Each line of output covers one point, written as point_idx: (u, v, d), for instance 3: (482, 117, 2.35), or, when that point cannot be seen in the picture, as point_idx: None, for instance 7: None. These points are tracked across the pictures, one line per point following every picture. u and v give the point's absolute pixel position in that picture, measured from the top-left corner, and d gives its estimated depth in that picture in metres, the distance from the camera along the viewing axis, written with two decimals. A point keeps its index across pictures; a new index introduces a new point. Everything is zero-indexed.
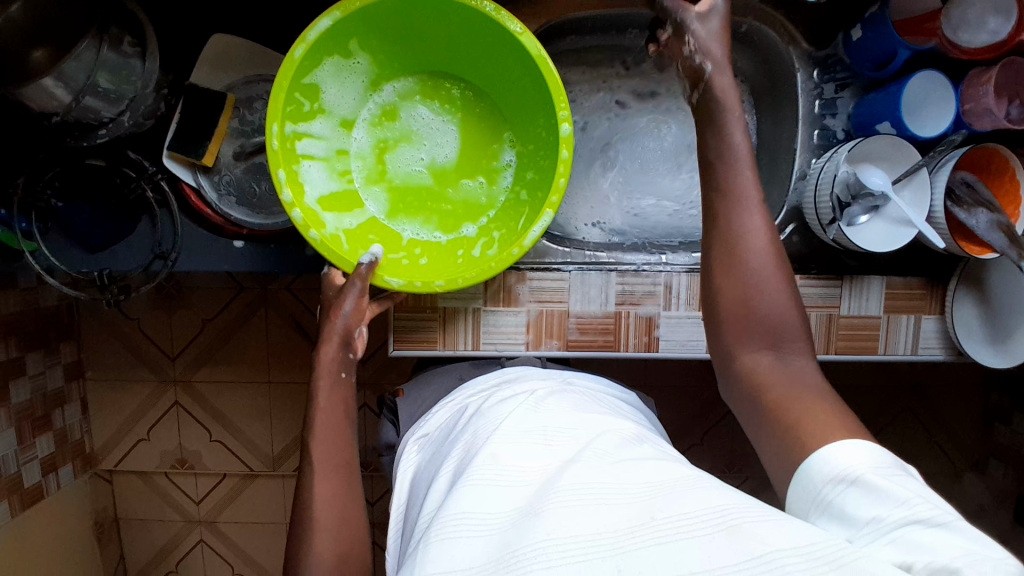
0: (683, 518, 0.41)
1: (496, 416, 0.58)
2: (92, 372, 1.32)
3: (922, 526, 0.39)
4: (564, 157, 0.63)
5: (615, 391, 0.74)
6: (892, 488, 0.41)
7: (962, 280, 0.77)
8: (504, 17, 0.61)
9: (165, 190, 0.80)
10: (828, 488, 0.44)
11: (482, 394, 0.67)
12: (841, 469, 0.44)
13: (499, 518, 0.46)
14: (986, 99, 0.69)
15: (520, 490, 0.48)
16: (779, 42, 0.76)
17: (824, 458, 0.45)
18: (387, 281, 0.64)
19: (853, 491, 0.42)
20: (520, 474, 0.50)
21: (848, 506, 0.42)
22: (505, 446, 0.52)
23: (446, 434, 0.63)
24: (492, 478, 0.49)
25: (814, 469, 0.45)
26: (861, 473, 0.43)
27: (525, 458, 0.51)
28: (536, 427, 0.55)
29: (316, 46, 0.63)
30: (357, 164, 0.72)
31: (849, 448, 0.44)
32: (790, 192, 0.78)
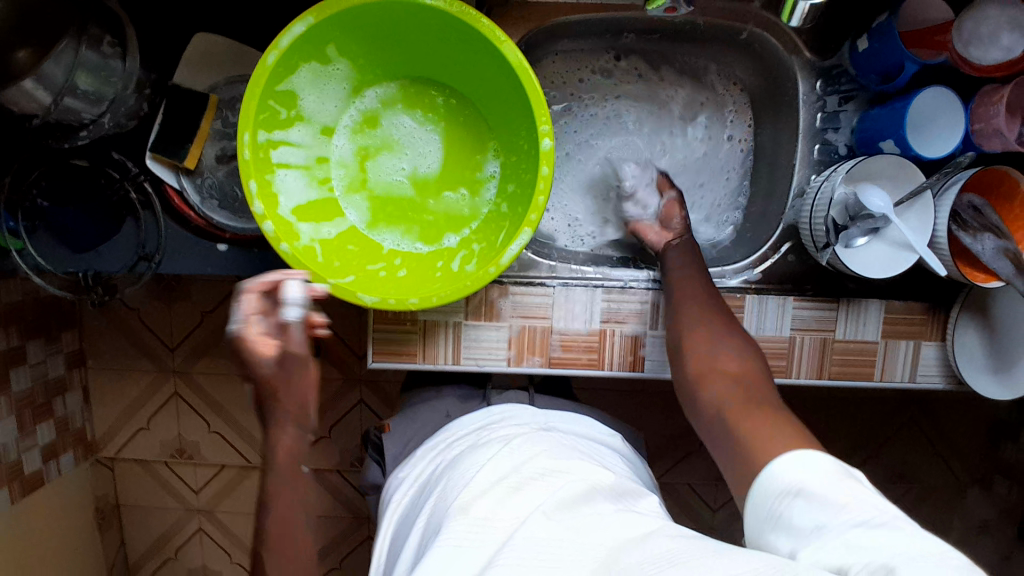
0: (642, 564, 0.43)
1: (473, 464, 0.58)
2: (93, 360, 1.34)
3: (864, 525, 0.40)
4: (544, 173, 0.61)
5: (598, 433, 0.72)
6: (833, 495, 0.43)
7: (965, 306, 0.74)
8: (484, 25, 0.59)
9: (148, 193, 0.80)
10: (779, 499, 0.45)
11: (466, 440, 0.66)
12: (789, 481, 0.45)
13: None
14: (996, 121, 0.66)
15: (489, 544, 0.47)
16: (781, 52, 0.73)
17: (773, 472, 0.47)
18: (360, 297, 0.62)
19: (801, 502, 0.44)
20: (492, 530, 0.48)
21: (798, 517, 0.43)
22: (477, 498, 0.51)
23: (429, 482, 0.63)
24: (462, 533, 0.48)
25: (766, 484, 0.46)
26: (807, 484, 0.44)
27: (494, 509, 0.50)
28: (511, 471, 0.54)
29: (291, 52, 0.61)
30: (338, 172, 0.70)
31: (795, 461, 0.46)
32: (786, 209, 0.75)
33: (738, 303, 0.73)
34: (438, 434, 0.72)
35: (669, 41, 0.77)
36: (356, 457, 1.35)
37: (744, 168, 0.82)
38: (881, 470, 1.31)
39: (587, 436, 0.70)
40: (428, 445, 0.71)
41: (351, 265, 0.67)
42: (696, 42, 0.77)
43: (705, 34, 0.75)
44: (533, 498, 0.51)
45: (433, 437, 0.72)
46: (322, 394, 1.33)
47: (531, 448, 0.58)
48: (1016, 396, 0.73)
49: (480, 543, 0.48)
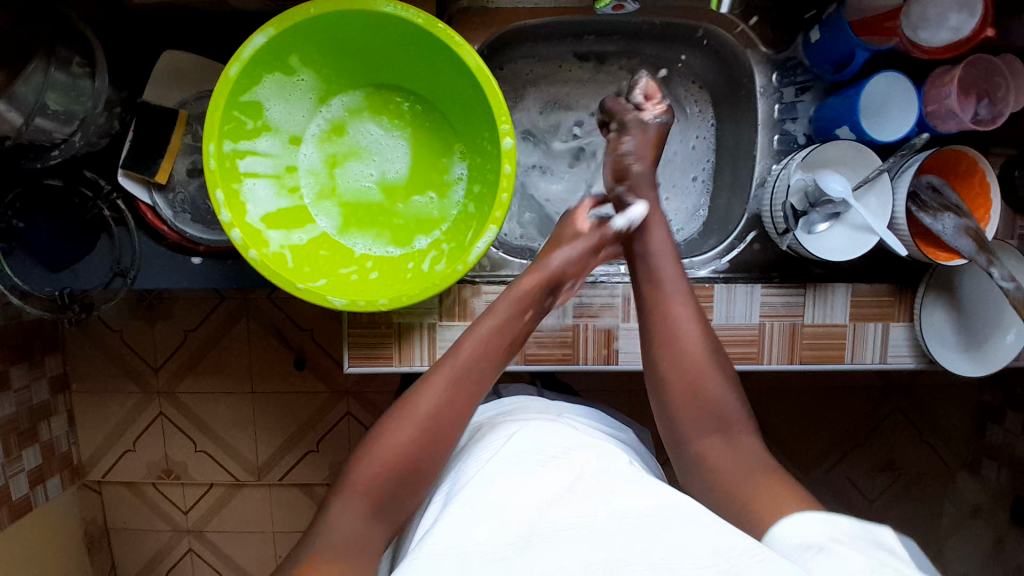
0: (683, 556, 0.42)
1: (494, 446, 0.60)
2: (78, 384, 1.34)
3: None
4: (506, 172, 0.62)
5: (602, 426, 0.74)
6: (852, 554, 0.45)
7: (931, 284, 0.75)
8: (442, 29, 0.60)
9: (122, 210, 0.81)
10: (795, 553, 0.47)
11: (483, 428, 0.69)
12: (806, 540, 0.48)
13: (481, 536, 0.47)
14: (948, 101, 0.67)
15: (511, 514, 0.48)
16: (737, 46, 0.74)
17: (789, 530, 0.50)
18: (329, 301, 0.62)
19: (818, 555, 0.46)
20: (514, 499, 0.50)
21: (815, 567, 0.45)
22: (504, 474, 0.53)
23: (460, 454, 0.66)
24: (480, 504, 0.50)
25: (781, 541, 0.49)
26: (824, 542, 0.47)
27: (515, 482, 0.52)
28: (534, 451, 0.57)
29: (253, 64, 0.61)
30: (307, 179, 0.71)
31: (812, 522, 0.49)
32: (750, 199, 0.77)
33: (706, 292, 0.74)
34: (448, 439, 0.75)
35: (629, 41, 0.79)
36: None
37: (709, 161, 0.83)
38: (869, 460, 1.32)
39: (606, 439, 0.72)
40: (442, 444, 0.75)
41: (322, 270, 0.67)
42: (655, 41, 0.79)
43: (663, 33, 0.77)
44: (556, 477, 0.52)
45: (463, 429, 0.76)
46: (309, 407, 1.33)
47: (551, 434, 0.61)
48: (988, 373, 0.74)
49: (505, 510, 0.49)
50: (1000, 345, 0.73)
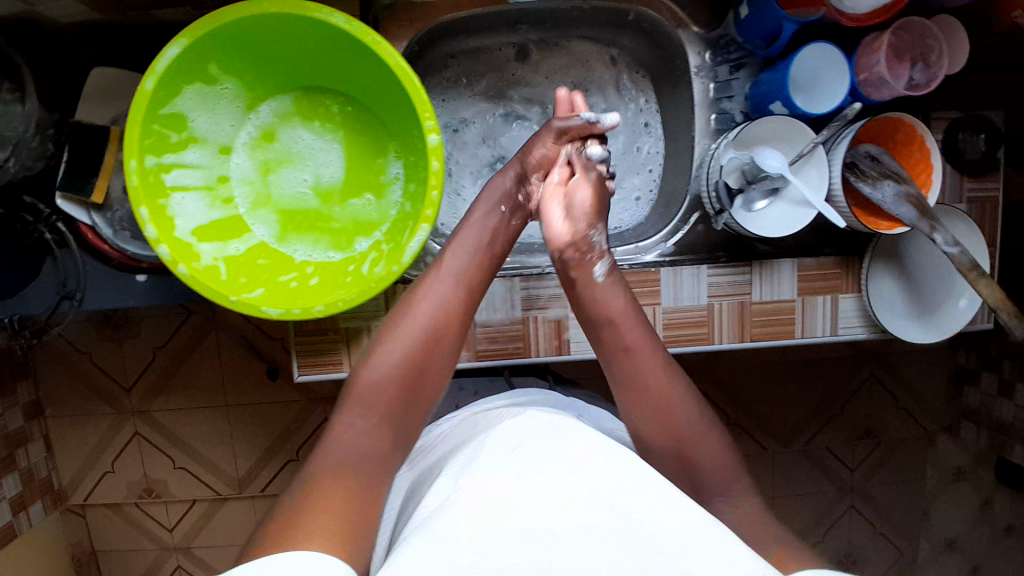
0: None
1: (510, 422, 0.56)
2: (52, 409, 1.33)
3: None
4: (434, 169, 0.62)
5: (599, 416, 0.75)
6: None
7: (876, 254, 0.74)
8: (357, 27, 0.59)
9: (62, 232, 0.79)
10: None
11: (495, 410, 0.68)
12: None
13: (497, 527, 0.42)
14: (878, 69, 0.66)
15: (531, 499, 0.44)
16: (669, 27, 0.74)
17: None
18: (264, 311, 0.61)
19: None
20: (537, 488, 0.45)
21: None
22: (517, 459, 0.48)
23: (464, 428, 0.69)
24: (500, 487, 0.46)
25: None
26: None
27: (531, 470, 0.47)
28: (547, 429, 0.51)
29: (169, 75, 0.60)
30: (240, 189, 0.70)
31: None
32: (691, 180, 0.76)
33: (653, 277, 0.74)
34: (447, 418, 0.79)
35: (563, 28, 0.78)
36: None
37: (655, 146, 0.83)
38: (847, 430, 1.32)
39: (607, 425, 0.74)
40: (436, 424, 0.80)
41: (259, 279, 0.67)
42: (589, 27, 0.78)
43: (596, 18, 0.76)
44: (586, 466, 0.47)
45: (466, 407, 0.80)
46: (286, 417, 1.33)
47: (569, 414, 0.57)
48: (945, 338, 0.75)
49: (524, 494, 0.45)
50: (954, 310, 0.75)
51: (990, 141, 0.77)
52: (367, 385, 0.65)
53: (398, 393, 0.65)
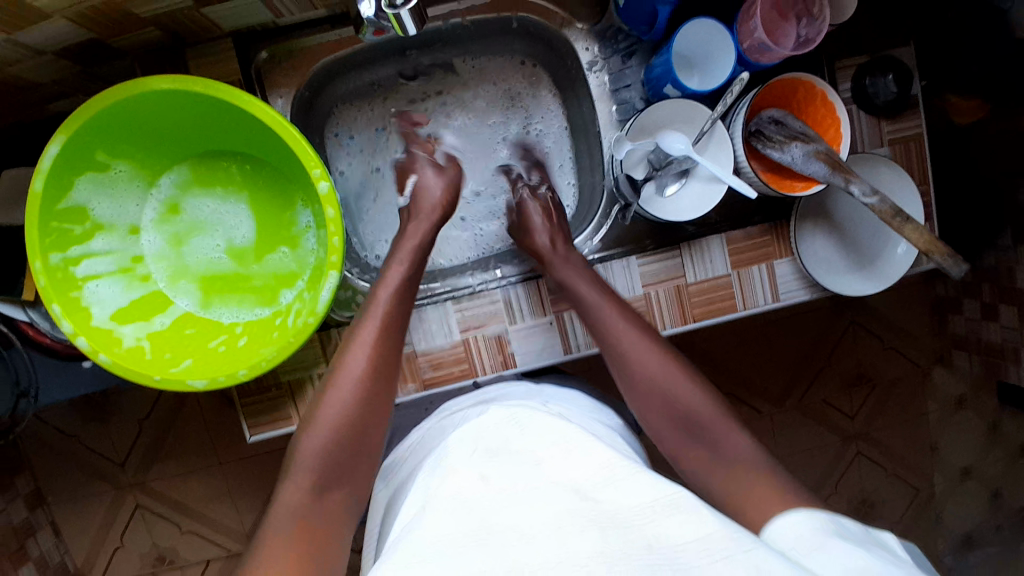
0: (690, 549, 0.43)
1: (481, 428, 0.59)
2: (53, 495, 1.33)
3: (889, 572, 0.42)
4: (331, 216, 0.61)
5: (575, 402, 0.73)
6: (861, 549, 0.44)
7: (801, 217, 0.74)
8: (226, 89, 0.59)
9: (4, 332, 0.79)
10: (797, 543, 0.47)
11: (461, 414, 0.67)
12: (813, 529, 0.47)
13: (478, 526, 0.46)
14: (757, 35, 0.64)
15: (512, 498, 0.48)
16: (552, 28, 0.74)
17: (796, 518, 0.49)
18: (191, 383, 0.62)
19: (822, 546, 0.46)
20: (511, 485, 0.49)
21: (818, 557, 0.45)
22: (494, 467, 0.52)
23: (420, 449, 0.65)
24: (485, 495, 0.49)
25: (786, 526, 0.49)
26: (830, 535, 0.46)
27: (513, 475, 0.50)
28: (515, 437, 0.55)
29: (56, 172, 0.60)
30: (156, 265, 0.70)
31: (820, 518, 0.48)
32: (604, 175, 0.76)
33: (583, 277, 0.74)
34: (406, 440, 0.72)
35: (454, 45, 0.78)
36: None
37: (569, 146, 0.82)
38: (837, 380, 1.26)
39: (584, 411, 0.71)
40: (395, 452, 0.72)
41: (186, 351, 0.67)
42: (479, 39, 0.77)
43: (480, 31, 0.76)
44: (557, 459, 0.52)
45: (424, 423, 0.72)
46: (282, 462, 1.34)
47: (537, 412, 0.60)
48: (887, 285, 0.73)
49: (505, 501, 0.48)
50: (893, 257, 0.73)
51: (898, 80, 0.75)
52: (309, 453, 0.58)
53: (342, 454, 0.59)
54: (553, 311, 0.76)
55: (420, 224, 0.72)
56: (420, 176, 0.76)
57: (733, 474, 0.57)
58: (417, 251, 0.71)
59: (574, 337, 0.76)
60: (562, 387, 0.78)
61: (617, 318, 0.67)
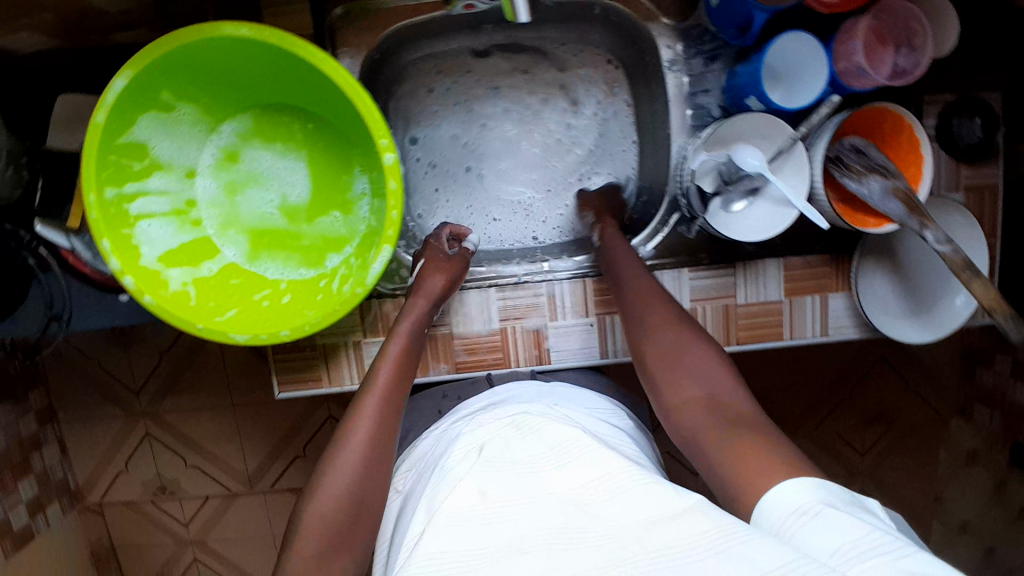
0: (676, 547, 0.42)
1: (474, 442, 0.57)
2: (64, 413, 1.35)
3: (891, 555, 0.39)
4: (393, 189, 0.60)
5: (594, 401, 0.69)
6: (854, 522, 0.41)
7: (865, 254, 0.72)
8: (305, 46, 0.57)
9: (45, 257, 0.80)
10: (789, 519, 0.43)
11: (464, 420, 0.65)
12: (804, 501, 0.44)
13: (479, 551, 0.46)
14: (856, 58, 0.62)
15: (508, 517, 0.48)
16: (637, 21, 0.69)
17: (785, 490, 0.45)
18: (232, 336, 0.62)
19: (817, 523, 0.42)
20: (509, 503, 0.49)
21: (814, 538, 0.41)
22: (489, 479, 0.52)
23: (426, 467, 0.62)
24: (481, 514, 0.49)
25: (775, 501, 0.45)
26: (820, 506, 0.43)
27: (510, 488, 0.50)
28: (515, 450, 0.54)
29: (121, 106, 0.59)
30: (208, 211, 0.69)
31: (805, 483, 0.45)
32: (668, 181, 0.73)
33: None
34: (415, 445, 0.69)
35: (531, 25, 0.74)
36: None
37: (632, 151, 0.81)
38: (855, 417, 1.26)
39: (600, 414, 0.67)
40: (407, 458, 0.69)
41: (231, 301, 0.67)
42: (558, 23, 0.74)
43: (561, 13, 0.73)
44: (557, 470, 0.52)
45: (435, 426, 0.70)
46: (291, 414, 1.35)
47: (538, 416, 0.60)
48: (939, 336, 0.71)
49: (505, 518, 0.48)
50: (952, 308, 0.70)
51: (986, 125, 0.72)
52: (316, 518, 0.54)
53: (351, 520, 0.54)
54: (596, 314, 0.75)
55: (420, 298, 0.69)
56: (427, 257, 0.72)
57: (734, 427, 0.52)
58: (421, 313, 0.68)
59: (613, 342, 0.75)
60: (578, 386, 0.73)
61: (649, 299, 0.64)
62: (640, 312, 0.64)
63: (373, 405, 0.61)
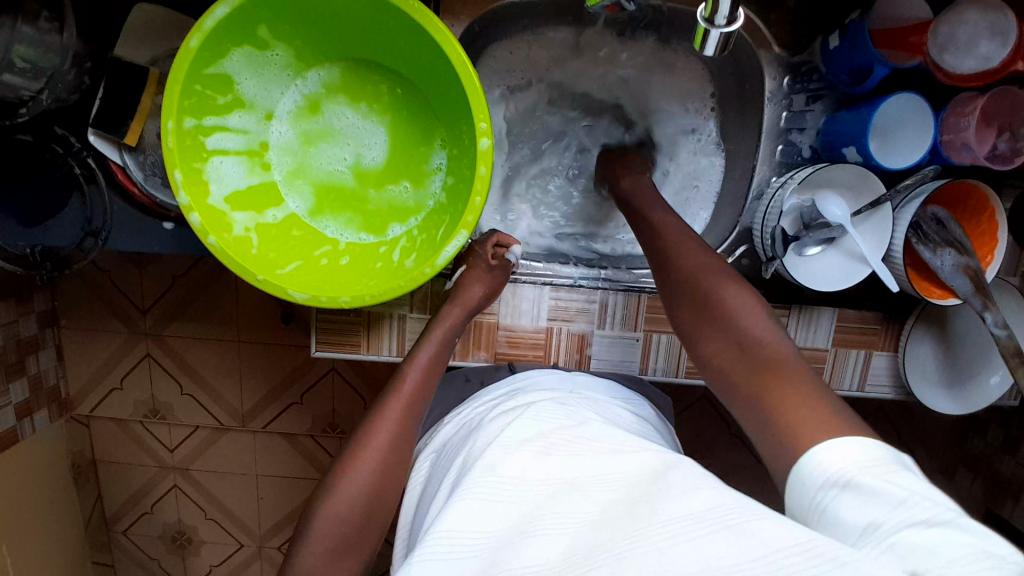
0: (677, 523, 0.39)
1: (497, 426, 0.57)
2: (66, 320, 1.32)
3: (924, 523, 0.35)
4: (481, 174, 0.59)
5: (626, 398, 0.68)
6: (889, 488, 0.37)
7: (920, 319, 0.72)
8: (421, 11, 0.55)
9: (92, 168, 0.76)
10: (820, 493, 0.40)
11: (489, 404, 0.65)
12: (835, 471, 0.40)
13: (488, 534, 0.45)
14: (966, 133, 0.61)
15: (518, 500, 0.47)
16: (749, 45, 0.68)
17: (819, 459, 0.41)
18: (290, 294, 0.60)
19: (847, 496, 0.38)
20: (517, 483, 0.48)
21: (845, 512, 0.38)
22: (500, 455, 0.51)
23: (449, 450, 0.60)
24: (488, 490, 0.48)
25: (807, 472, 0.41)
26: (854, 475, 0.39)
27: (523, 468, 0.49)
28: (537, 434, 0.54)
29: (216, 35, 0.57)
30: (277, 157, 0.67)
31: (838, 449, 0.40)
32: (743, 211, 0.73)
33: None
34: (439, 428, 0.68)
35: (637, 25, 0.72)
36: (328, 424, 1.38)
37: (714, 179, 0.78)
38: None
39: (635, 411, 0.66)
40: (431, 438, 0.68)
41: (292, 253, 0.65)
42: (666, 29, 0.72)
43: (671, 20, 0.71)
44: (567, 454, 0.50)
45: (457, 408, 0.70)
46: (295, 361, 1.34)
47: (561, 409, 0.58)
48: (969, 413, 0.73)
49: (515, 498, 0.47)
50: (985, 387, 0.72)
51: None
52: (330, 521, 0.54)
53: (362, 523, 0.55)
54: (644, 330, 0.74)
55: (456, 308, 0.69)
56: (469, 267, 0.72)
57: (770, 377, 0.49)
58: (454, 322, 0.69)
59: (655, 360, 0.75)
60: (607, 380, 0.72)
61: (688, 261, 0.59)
62: (679, 278, 0.59)
63: (394, 412, 0.61)
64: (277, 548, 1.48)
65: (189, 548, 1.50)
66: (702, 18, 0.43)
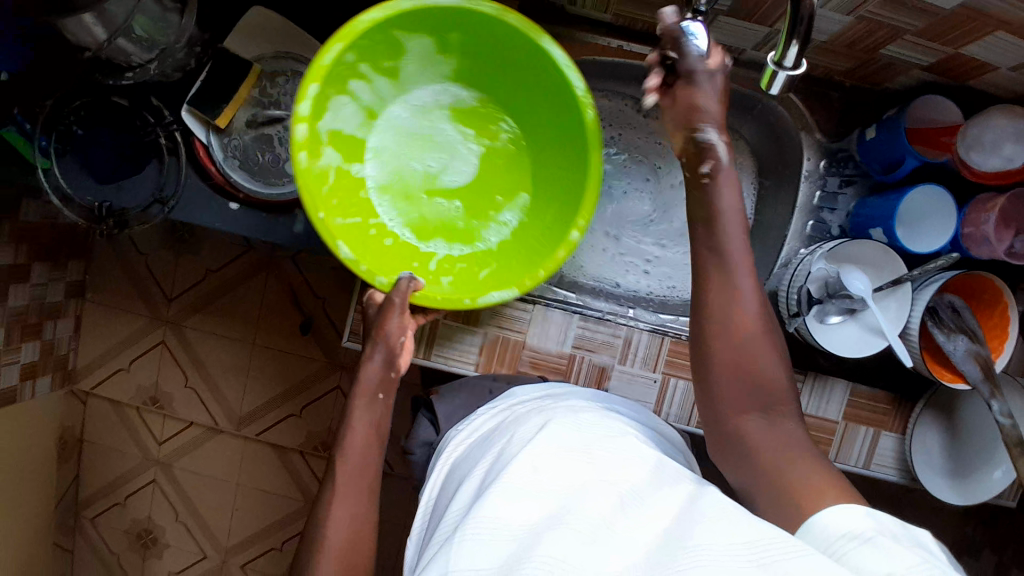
0: (715, 551, 0.42)
1: (534, 426, 0.59)
2: (93, 293, 1.34)
3: None
4: (559, 257, 0.63)
5: (655, 422, 0.70)
6: (902, 549, 0.40)
7: (930, 403, 0.75)
8: (581, 89, 0.62)
9: (177, 141, 0.82)
10: (837, 542, 0.43)
11: (528, 404, 0.66)
12: (854, 528, 0.43)
13: (527, 527, 0.48)
14: (986, 227, 0.67)
15: (557, 494, 0.50)
16: (794, 128, 0.75)
17: (834, 519, 0.45)
18: (337, 246, 0.62)
19: (863, 548, 0.42)
20: (560, 483, 0.51)
21: (858, 562, 0.41)
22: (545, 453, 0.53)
23: (486, 439, 0.62)
24: (527, 486, 0.50)
25: (824, 527, 0.45)
26: (872, 533, 0.42)
27: (568, 470, 0.52)
28: (578, 441, 0.55)
29: (420, 17, 0.63)
30: (382, 129, 0.74)
31: (860, 513, 0.44)
32: (771, 276, 0.78)
33: None
34: (472, 417, 0.69)
35: None
36: (321, 442, 1.37)
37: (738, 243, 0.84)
38: None
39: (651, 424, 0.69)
40: (466, 422, 0.69)
41: (352, 209, 0.70)
42: None
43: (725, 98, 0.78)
44: (607, 463, 0.53)
45: (489, 399, 0.72)
46: (302, 373, 1.35)
47: (599, 420, 0.60)
48: (967, 504, 0.73)
49: (553, 493, 0.50)
50: (988, 480, 0.73)
51: None
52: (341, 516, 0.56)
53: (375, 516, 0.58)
54: (662, 372, 0.77)
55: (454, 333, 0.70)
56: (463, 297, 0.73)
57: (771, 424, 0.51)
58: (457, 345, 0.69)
59: (669, 405, 0.77)
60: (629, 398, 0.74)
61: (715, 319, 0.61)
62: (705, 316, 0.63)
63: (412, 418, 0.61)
64: (240, 566, 1.44)
65: (152, 549, 1.46)
66: (774, 58, 0.48)
